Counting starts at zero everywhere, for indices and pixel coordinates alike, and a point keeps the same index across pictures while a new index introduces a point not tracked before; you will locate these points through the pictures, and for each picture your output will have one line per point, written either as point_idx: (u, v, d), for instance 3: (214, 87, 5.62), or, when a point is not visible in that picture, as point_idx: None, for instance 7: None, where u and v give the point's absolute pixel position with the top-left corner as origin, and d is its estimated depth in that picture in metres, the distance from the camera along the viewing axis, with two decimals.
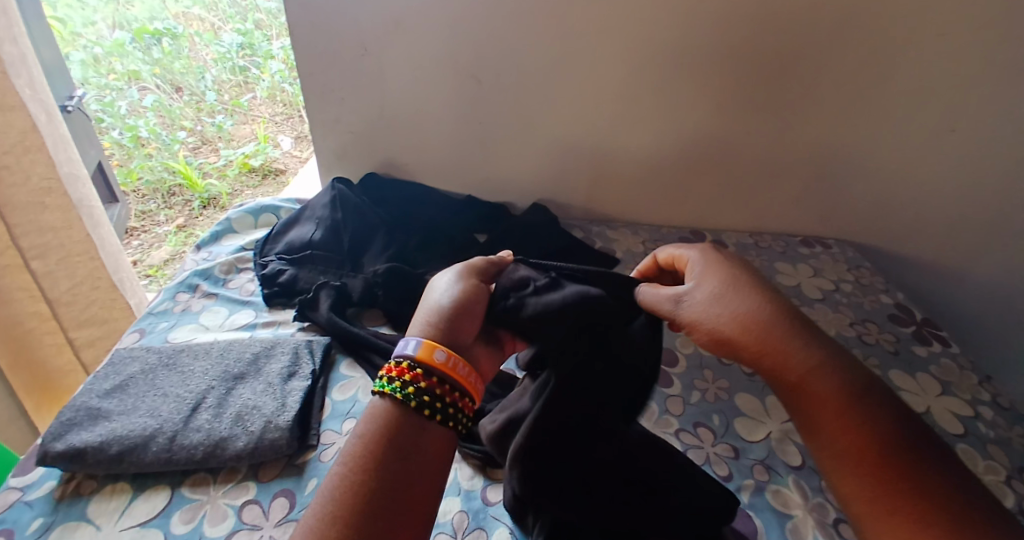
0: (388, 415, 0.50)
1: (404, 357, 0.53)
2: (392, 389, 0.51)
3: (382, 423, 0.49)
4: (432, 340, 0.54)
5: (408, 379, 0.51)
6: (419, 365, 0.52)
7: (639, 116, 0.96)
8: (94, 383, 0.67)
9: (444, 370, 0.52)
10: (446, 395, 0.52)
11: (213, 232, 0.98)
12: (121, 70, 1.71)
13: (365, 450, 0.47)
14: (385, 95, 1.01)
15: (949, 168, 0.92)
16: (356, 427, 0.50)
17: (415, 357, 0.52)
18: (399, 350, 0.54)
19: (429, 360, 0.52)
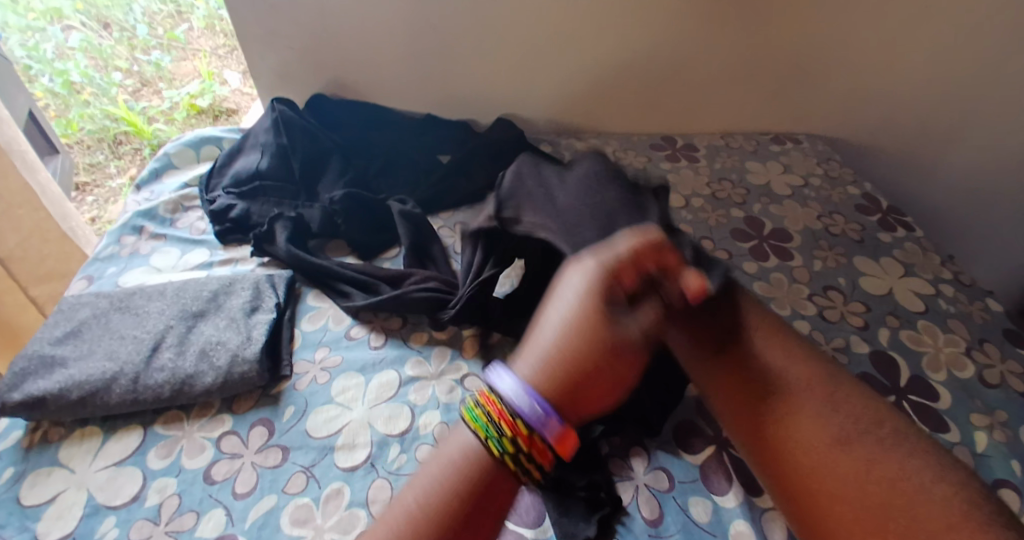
0: (471, 463, 0.38)
1: (495, 389, 0.39)
2: (477, 421, 0.39)
3: (469, 473, 0.38)
4: (539, 393, 0.38)
5: (495, 417, 0.38)
6: (516, 409, 0.38)
7: (600, 11, 0.89)
8: (44, 331, 0.65)
9: (543, 429, 0.37)
10: (534, 455, 0.38)
11: (152, 170, 0.92)
12: (41, 8, 1.57)
13: (449, 497, 0.37)
14: (322, 3, 0.93)
15: (922, 48, 0.88)
16: (442, 461, 0.38)
17: (515, 398, 0.38)
18: (494, 373, 0.40)
19: (530, 413, 0.38)
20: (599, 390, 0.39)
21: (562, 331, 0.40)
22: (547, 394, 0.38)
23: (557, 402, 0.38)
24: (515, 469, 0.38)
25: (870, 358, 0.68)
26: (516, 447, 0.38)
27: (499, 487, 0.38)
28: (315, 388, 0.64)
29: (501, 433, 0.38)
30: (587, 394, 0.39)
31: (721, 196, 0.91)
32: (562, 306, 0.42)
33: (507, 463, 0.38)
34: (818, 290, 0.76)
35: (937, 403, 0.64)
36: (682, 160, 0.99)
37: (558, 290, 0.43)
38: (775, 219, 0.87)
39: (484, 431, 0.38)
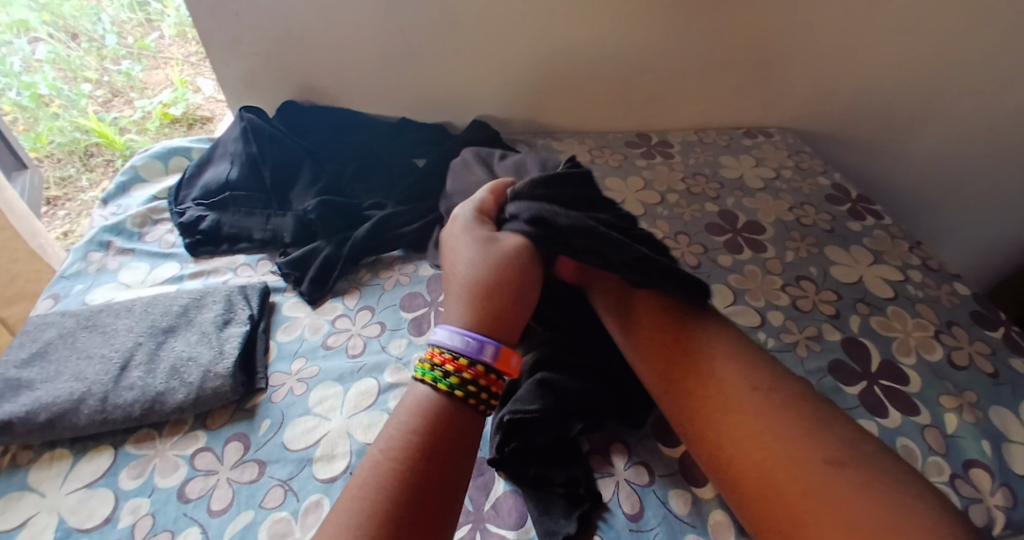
0: (430, 402, 0.51)
1: (438, 344, 0.55)
2: (433, 378, 0.52)
3: (424, 419, 0.50)
4: (473, 332, 0.55)
5: (446, 367, 0.53)
6: (463, 356, 0.53)
7: (567, 9, 0.89)
8: (9, 354, 0.63)
9: (490, 360, 0.53)
10: (487, 381, 0.53)
11: (119, 184, 0.90)
12: (5, 20, 1.47)
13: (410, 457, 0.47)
14: (287, 8, 0.91)
15: (884, 37, 0.89)
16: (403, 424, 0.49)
17: (460, 349, 0.54)
18: (434, 338, 0.56)
19: (466, 349, 0.53)
20: (514, 326, 0.57)
21: (477, 298, 0.57)
22: (474, 327, 0.56)
23: (487, 333, 0.55)
24: (476, 400, 0.52)
25: (842, 346, 0.69)
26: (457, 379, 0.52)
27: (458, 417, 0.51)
28: (292, 399, 0.63)
29: (447, 373, 0.52)
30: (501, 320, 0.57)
31: (695, 190, 0.92)
32: (465, 279, 0.59)
33: (467, 396, 0.52)
34: (791, 280, 0.77)
35: (906, 386, 0.65)
36: (657, 156, 0.99)
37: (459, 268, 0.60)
38: (748, 212, 0.88)
39: (433, 374, 0.52)
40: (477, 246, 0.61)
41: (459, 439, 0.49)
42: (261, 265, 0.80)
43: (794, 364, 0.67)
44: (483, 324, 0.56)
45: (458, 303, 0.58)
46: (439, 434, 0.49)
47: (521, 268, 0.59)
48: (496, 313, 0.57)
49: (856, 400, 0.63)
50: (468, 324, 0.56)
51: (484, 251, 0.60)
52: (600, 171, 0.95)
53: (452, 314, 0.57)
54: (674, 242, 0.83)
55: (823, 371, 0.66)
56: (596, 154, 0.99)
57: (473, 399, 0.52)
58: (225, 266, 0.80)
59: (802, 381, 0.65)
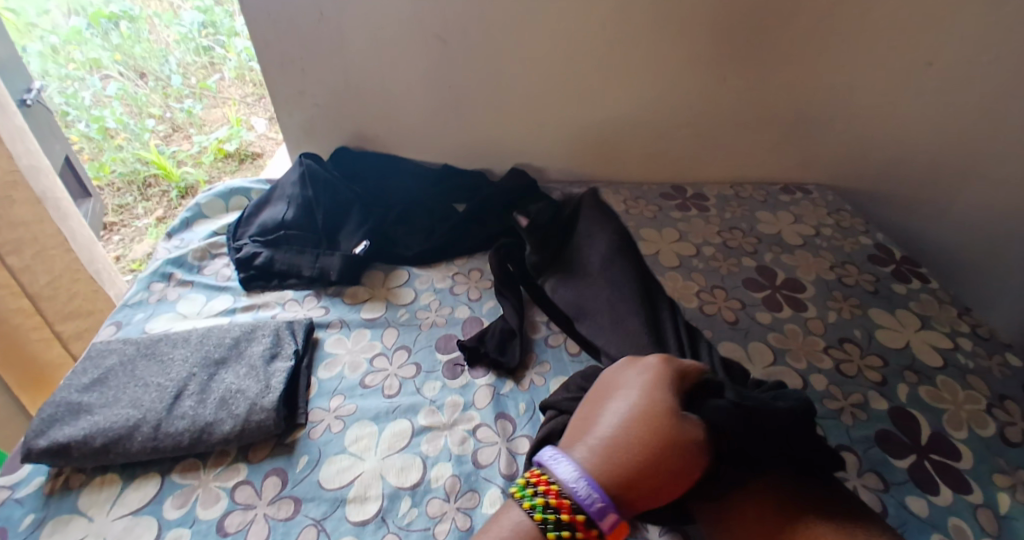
0: (518, 526, 0.48)
1: (544, 465, 0.52)
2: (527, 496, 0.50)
3: None
4: (595, 480, 0.50)
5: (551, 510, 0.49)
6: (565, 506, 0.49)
7: (612, 71, 0.94)
8: (73, 378, 0.67)
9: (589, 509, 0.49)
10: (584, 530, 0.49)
11: (183, 219, 0.96)
12: (81, 59, 1.62)
13: None
14: (348, 63, 0.98)
15: (927, 104, 0.90)
16: None
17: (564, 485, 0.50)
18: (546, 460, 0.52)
19: (584, 496, 0.49)
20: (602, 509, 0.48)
21: (630, 429, 0.53)
22: (598, 478, 0.50)
23: (604, 485, 0.50)
24: None
25: (888, 414, 0.67)
26: (552, 513, 0.48)
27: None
28: (330, 437, 0.65)
29: (548, 508, 0.49)
30: (646, 481, 0.50)
31: (732, 245, 0.92)
32: (614, 423, 0.54)
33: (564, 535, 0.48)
34: (833, 342, 0.76)
35: (958, 462, 0.62)
36: (692, 209, 1.00)
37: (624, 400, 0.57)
38: (788, 268, 0.87)
39: (532, 501, 0.49)
40: (639, 389, 0.56)
41: None
42: (307, 301, 0.84)
43: (837, 431, 0.66)
44: (607, 475, 0.50)
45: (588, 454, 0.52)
46: None
47: (664, 406, 0.53)
48: (626, 466, 0.51)
49: (903, 474, 0.61)
50: (591, 466, 0.51)
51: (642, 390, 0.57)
52: (635, 222, 0.97)
53: (575, 456, 0.52)
54: (712, 296, 0.83)
55: (870, 442, 0.64)
56: (632, 205, 1.01)
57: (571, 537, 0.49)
58: (274, 301, 0.83)
59: (846, 450, 0.64)
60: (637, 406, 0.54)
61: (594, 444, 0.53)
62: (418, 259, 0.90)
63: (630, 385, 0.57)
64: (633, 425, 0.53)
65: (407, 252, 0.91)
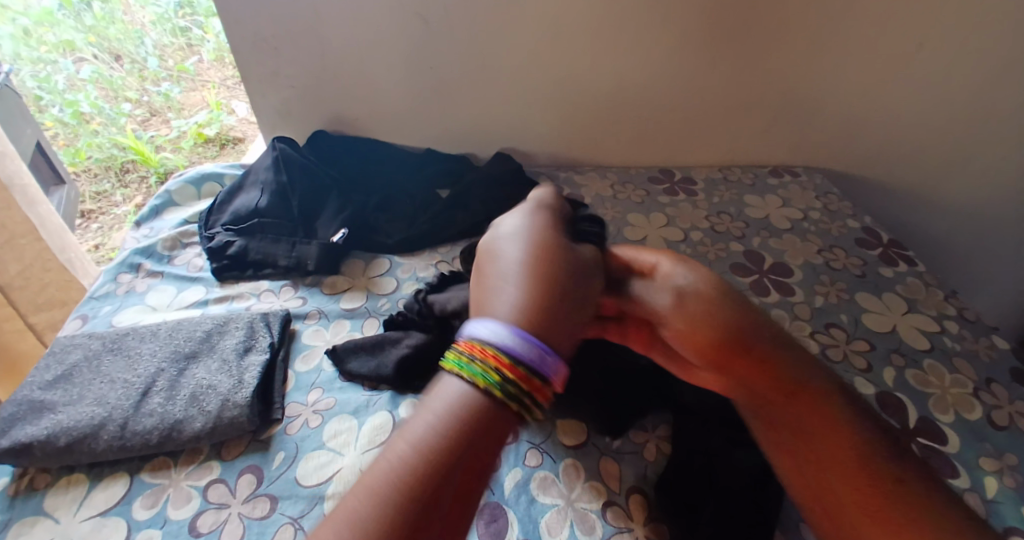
0: (467, 392, 0.38)
1: (477, 339, 0.40)
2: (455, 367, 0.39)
3: (463, 412, 0.37)
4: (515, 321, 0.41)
5: (487, 364, 0.39)
6: (510, 357, 0.39)
7: (598, 51, 0.91)
8: (35, 374, 0.64)
9: (534, 360, 0.39)
10: (525, 388, 0.38)
11: (154, 207, 0.92)
12: (54, 41, 1.54)
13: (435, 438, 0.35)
14: (323, 44, 0.94)
15: (915, 88, 0.89)
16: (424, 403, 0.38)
17: (489, 339, 0.40)
18: (469, 331, 0.41)
19: (521, 351, 0.39)
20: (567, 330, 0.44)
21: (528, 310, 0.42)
22: (526, 325, 0.41)
23: (543, 334, 0.41)
24: (518, 407, 0.38)
25: (876, 400, 0.66)
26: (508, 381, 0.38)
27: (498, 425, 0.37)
28: (307, 432, 0.63)
29: (495, 376, 0.38)
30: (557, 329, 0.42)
31: (721, 229, 0.91)
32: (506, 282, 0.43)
33: (506, 398, 0.38)
34: (820, 327, 0.75)
35: (945, 446, 0.62)
36: (680, 193, 0.98)
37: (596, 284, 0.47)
38: (777, 253, 0.86)
39: (479, 376, 0.38)
40: (520, 241, 0.47)
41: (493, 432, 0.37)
42: (284, 291, 0.81)
43: None
44: (535, 321, 0.41)
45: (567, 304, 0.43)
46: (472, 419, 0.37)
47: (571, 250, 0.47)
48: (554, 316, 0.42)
49: None
50: (523, 317, 0.41)
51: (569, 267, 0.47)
52: (622, 207, 0.95)
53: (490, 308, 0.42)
54: None
55: None
56: (619, 190, 0.99)
57: (514, 406, 0.38)
58: (249, 291, 0.81)
59: None
60: (532, 253, 0.45)
61: (501, 275, 0.44)
62: (398, 247, 0.88)
63: (507, 236, 0.48)
64: (526, 273, 0.44)
65: (386, 240, 0.89)
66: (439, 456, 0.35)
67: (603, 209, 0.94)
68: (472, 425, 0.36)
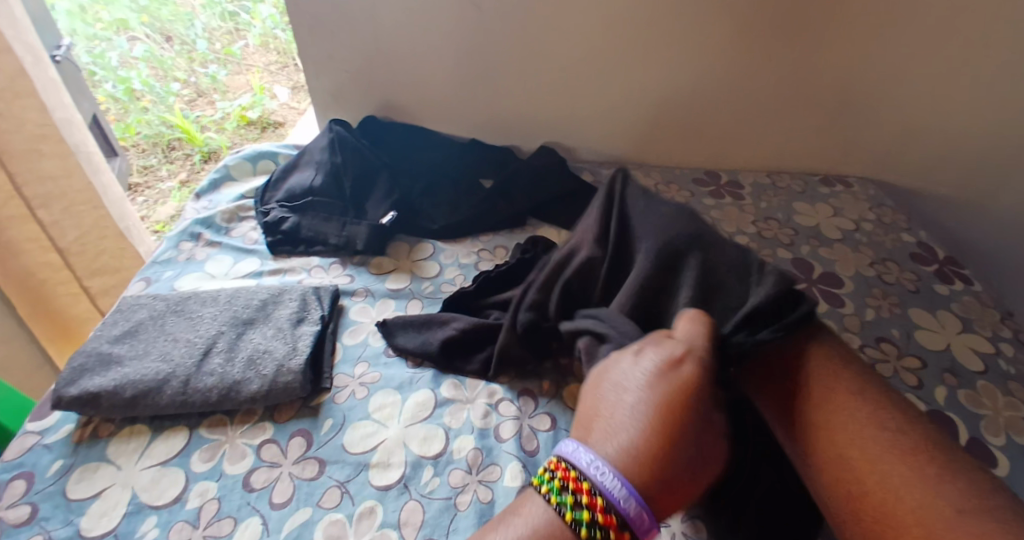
0: (554, 523, 0.42)
1: (574, 464, 0.44)
2: (554, 493, 0.43)
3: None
4: (627, 476, 0.43)
5: (580, 496, 0.42)
6: (603, 498, 0.42)
7: (650, 47, 0.91)
8: (103, 329, 0.67)
9: (627, 512, 0.42)
10: (611, 533, 0.41)
11: (212, 180, 0.96)
12: (109, 19, 1.63)
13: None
14: (380, 29, 0.96)
15: (974, 99, 0.87)
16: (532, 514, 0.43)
17: (588, 472, 0.43)
18: (570, 455, 0.45)
19: (625, 510, 0.42)
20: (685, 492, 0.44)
21: (635, 459, 0.43)
22: (636, 480, 0.43)
23: (647, 493, 0.43)
24: None
25: (925, 416, 0.66)
26: (597, 529, 0.41)
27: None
28: (354, 403, 0.65)
29: (585, 513, 0.41)
30: (678, 494, 0.44)
31: (767, 235, 0.90)
32: (625, 429, 0.45)
33: None
34: (870, 341, 0.74)
35: (995, 469, 0.61)
36: (725, 196, 0.98)
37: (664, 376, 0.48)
38: (823, 261, 0.85)
39: (562, 500, 0.43)
40: (642, 394, 0.47)
41: None
42: (333, 268, 0.84)
43: None
44: (645, 476, 0.43)
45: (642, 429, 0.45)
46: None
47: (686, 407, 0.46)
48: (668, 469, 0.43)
49: None
50: (634, 473, 0.43)
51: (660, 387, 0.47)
52: None
53: (600, 446, 0.45)
54: None
55: None
56: (663, 189, 0.99)
57: None
58: (301, 266, 0.83)
59: None
60: (646, 406, 0.46)
61: (615, 428, 0.46)
62: (443, 232, 0.90)
63: (637, 380, 0.48)
64: (636, 428, 0.45)
65: (432, 225, 0.90)
66: None
67: None
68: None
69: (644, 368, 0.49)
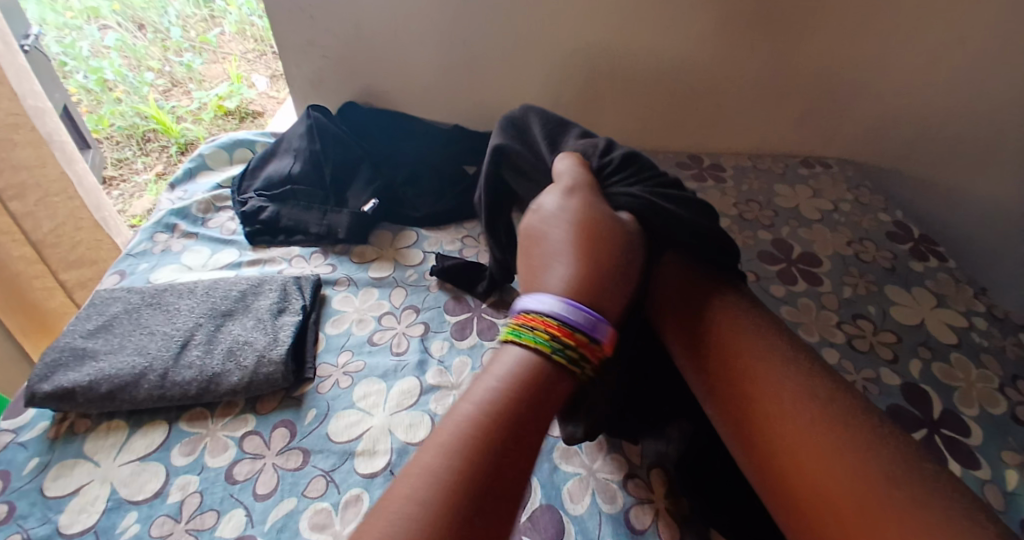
0: (525, 365, 0.45)
1: (529, 311, 0.48)
2: (520, 336, 0.47)
3: (522, 376, 0.45)
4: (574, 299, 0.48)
5: (543, 330, 0.46)
6: (561, 321, 0.47)
7: (634, 31, 0.90)
8: (77, 323, 0.66)
9: (584, 327, 0.47)
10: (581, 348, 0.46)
11: (187, 170, 0.94)
12: (78, 7, 1.62)
13: (496, 412, 0.42)
14: (360, 14, 0.94)
15: (953, 81, 0.88)
16: (492, 385, 0.44)
17: (547, 311, 0.48)
18: (525, 306, 0.49)
19: (574, 319, 0.47)
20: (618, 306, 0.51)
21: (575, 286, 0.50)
22: (577, 296, 0.49)
23: (592, 304, 0.49)
24: (577, 365, 0.46)
25: (901, 391, 0.67)
26: (563, 345, 0.46)
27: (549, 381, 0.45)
28: (338, 392, 0.64)
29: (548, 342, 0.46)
30: (617, 303, 0.50)
31: (749, 217, 0.91)
32: (560, 260, 0.52)
33: (567, 361, 0.46)
34: (847, 318, 0.75)
35: (968, 439, 0.63)
36: (708, 179, 0.98)
37: (569, 209, 0.56)
38: (804, 242, 0.86)
39: (532, 340, 0.46)
40: (563, 224, 0.55)
41: (546, 409, 0.44)
42: (314, 258, 0.82)
43: None
44: (583, 293, 0.49)
45: (566, 267, 0.51)
46: (526, 415, 0.43)
47: (610, 253, 0.52)
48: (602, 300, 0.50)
49: None
50: (572, 292, 0.49)
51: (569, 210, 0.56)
52: None
53: (553, 280, 0.51)
54: None
55: None
56: None
57: (573, 364, 0.46)
58: (281, 257, 0.82)
59: None
60: (569, 230, 0.54)
61: (559, 254, 0.53)
62: (426, 220, 0.89)
63: (556, 219, 0.56)
64: (572, 255, 0.52)
65: (415, 213, 0.89)
66: (495, 423, 0.42)
67: None
68: (521, 416, 0.42)
69: (554, 202, 0.57)
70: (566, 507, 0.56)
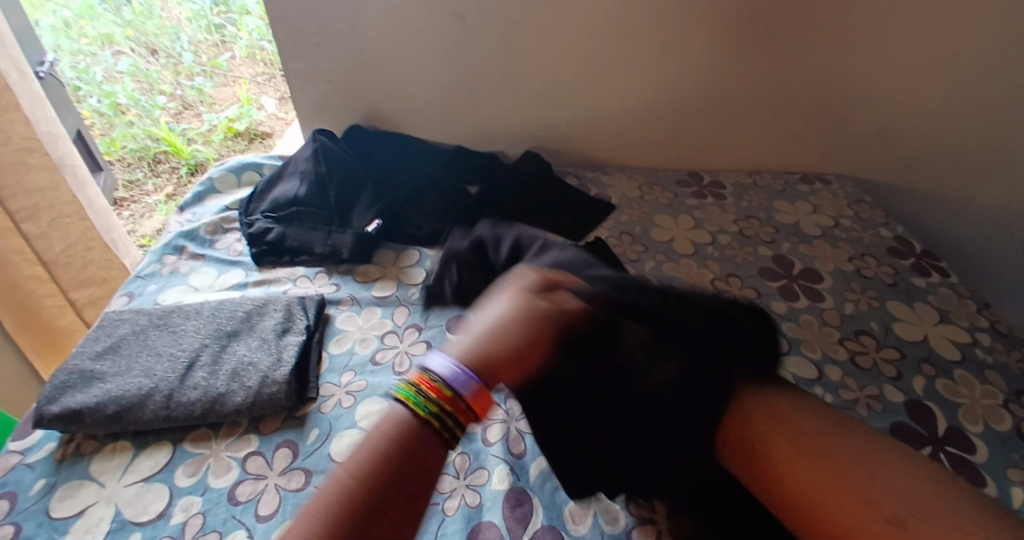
0: (398, 429, 0.42)
1: (426, 369, 0.45)
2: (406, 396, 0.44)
3: (388, 443, 0.41)
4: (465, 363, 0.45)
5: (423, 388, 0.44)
6: (448, 384, 0.44)
7: (631, 52, 0.92)
8: (86, 345, 0.67)
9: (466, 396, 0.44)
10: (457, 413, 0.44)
11: (196, 193, 0.96)
12: (93, 33, 1.63)
13: (364, 471, 0.40)
14: (364, 40, 0.97)
15: (947, 97, 0.89)
16: (362, 452, 0.41)
17: (437, 372, 0.44)
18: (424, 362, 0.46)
19: (458, 381, 0.44)
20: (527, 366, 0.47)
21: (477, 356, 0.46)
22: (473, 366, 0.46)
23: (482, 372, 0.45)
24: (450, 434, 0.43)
25: (904, 407, 0.67)
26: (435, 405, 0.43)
27: (430, 450, 0.42)
28: (341, 411, 0.65)
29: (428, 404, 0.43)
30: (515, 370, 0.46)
31: (749, 233, 0.91)
32: (482, 338, 0.47)
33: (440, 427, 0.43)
34: (849, 334, 0.75)
35: (973, 456, 0.62)
36: (708, 196, 0.99)
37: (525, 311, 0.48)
38: (804, 258, 0.86)
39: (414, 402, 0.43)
40: (496, 319, 0.48)
41: (422, 470, 0.41)
42: (319, 278, 0.84)
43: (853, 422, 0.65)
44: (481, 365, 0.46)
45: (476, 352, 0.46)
46: (397, 469, 0.40)
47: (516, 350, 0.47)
48: (501, 359, 0.46)
49: None
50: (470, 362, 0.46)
51: (521, 311, 0.48)
52: (649, 208, 0.96)
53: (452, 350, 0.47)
54: (726, 284, 0.82)
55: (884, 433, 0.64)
56: (646, 191, 1.00)
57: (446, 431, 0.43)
58: (286, 277, 0.83)
59: None
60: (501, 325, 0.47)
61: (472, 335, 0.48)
62: (429, 240, 0.90)
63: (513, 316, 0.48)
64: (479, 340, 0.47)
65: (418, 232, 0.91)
66: (368, 485, 0.39)
67: (629, 210, 0.95)
68: (388, 475, 0.40)
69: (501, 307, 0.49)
70: (567, 528, 0.55)
